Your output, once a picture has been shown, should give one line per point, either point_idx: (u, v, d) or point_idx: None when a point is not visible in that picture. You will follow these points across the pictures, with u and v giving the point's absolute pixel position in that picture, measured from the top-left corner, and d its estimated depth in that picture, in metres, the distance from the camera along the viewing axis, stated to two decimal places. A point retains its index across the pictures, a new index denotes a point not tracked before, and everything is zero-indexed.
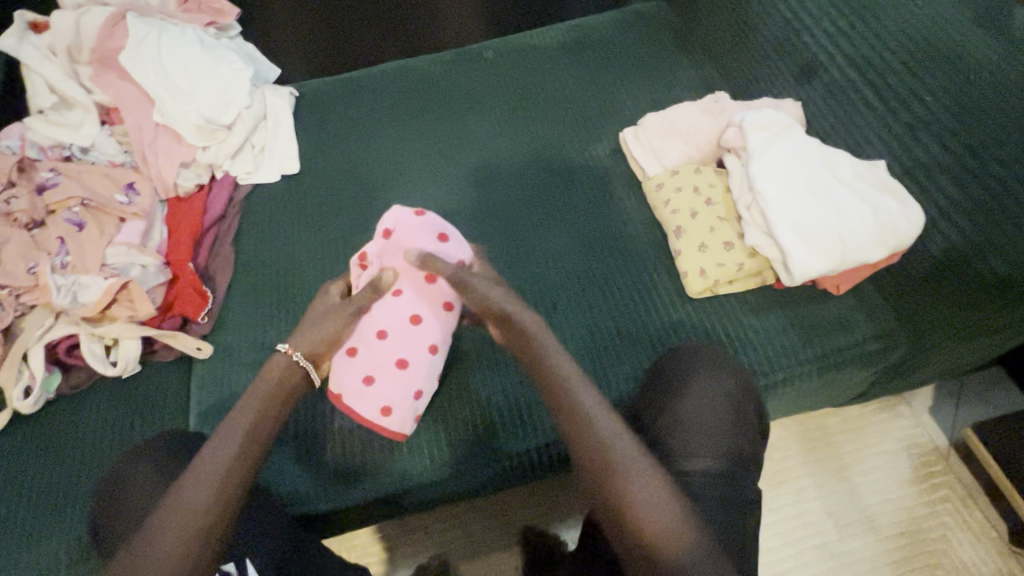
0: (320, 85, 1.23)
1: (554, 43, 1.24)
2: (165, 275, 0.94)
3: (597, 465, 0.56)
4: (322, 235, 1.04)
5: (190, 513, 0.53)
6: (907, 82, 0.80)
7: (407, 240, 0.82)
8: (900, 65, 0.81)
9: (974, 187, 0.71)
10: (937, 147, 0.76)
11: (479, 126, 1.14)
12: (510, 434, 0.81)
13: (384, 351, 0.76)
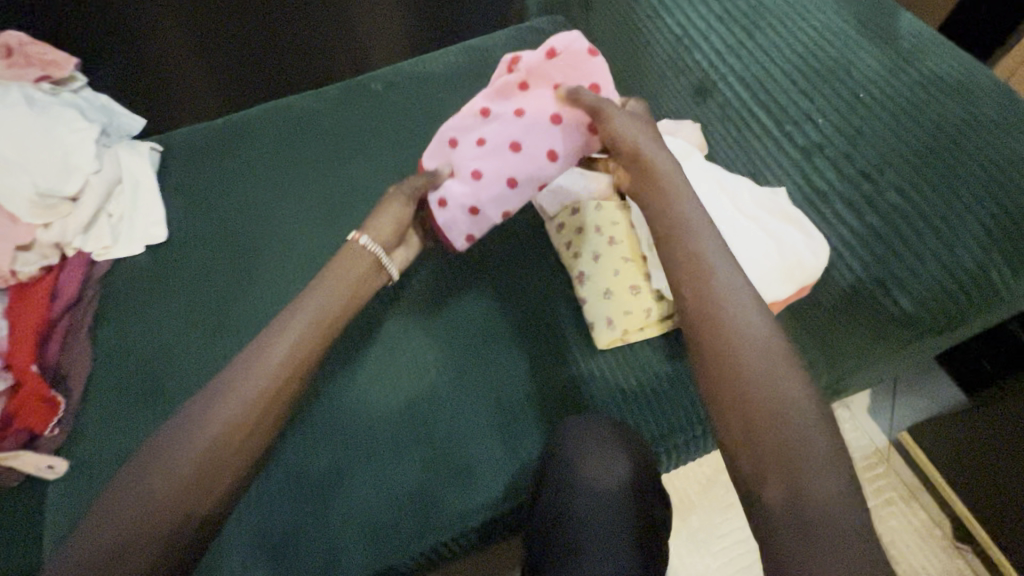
0: (188, 136, 1.10)
1: (447, 70, 1.15)
2: (5, 382, 0.83)
3: (706, 326, 0.54)
4: (197, 311, 0.93)
5: (203, 444, 0.58)
6: (798, 105, 0.76)
7: (562, 111, 0.76)
8: (789, 87, 0.77)
9: (873, 215, 0.66)
10: (833, 172, 0.71)
11: (371, 170, 1.05)
12: (413, 530, 0.72)
13: (481, 179, 0.77)
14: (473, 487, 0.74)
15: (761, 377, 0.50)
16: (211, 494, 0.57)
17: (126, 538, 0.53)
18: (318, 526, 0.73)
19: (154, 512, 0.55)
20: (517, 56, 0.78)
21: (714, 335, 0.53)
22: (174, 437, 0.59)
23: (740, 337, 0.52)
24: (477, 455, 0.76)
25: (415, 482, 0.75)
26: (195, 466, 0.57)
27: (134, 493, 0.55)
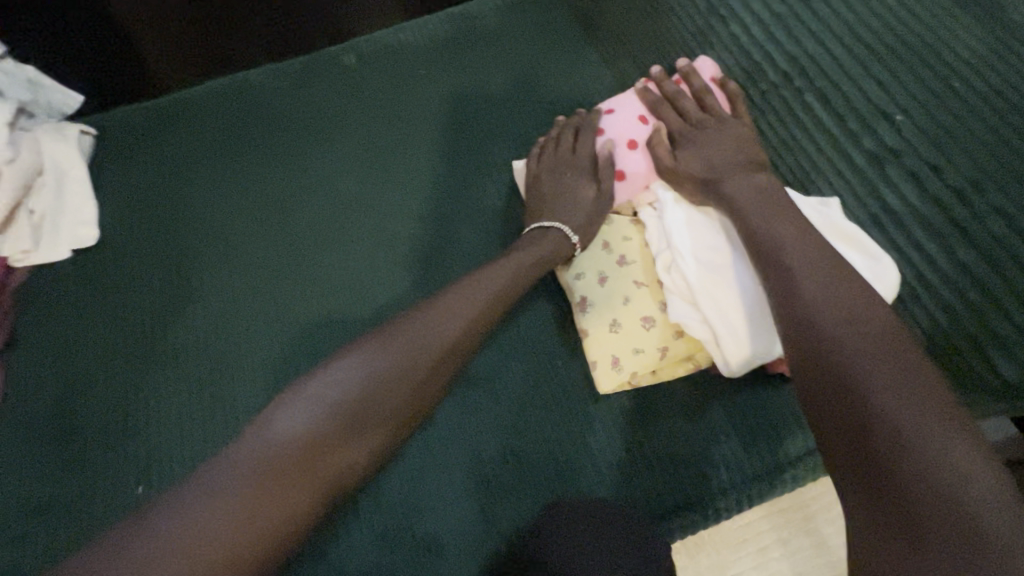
0: (128, 118, 0.94)
1: (428, 41, 0.98)
2: None
3: (814, 351, 0.49)
4: (128, 329, 0.79)
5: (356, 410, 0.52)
6: (862, 104, 0.65)
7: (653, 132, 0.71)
8: (854, 82, 0.66)
9: (958, 242, 0.57)
10: (903, 191, 0.61)
11: (336, 161, 0.89)
12: None
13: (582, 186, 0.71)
14: (438, 569, 0.60)
15: (829, 335, 0.49)
16: (347, 470, 0.51)
17: (250, 507, 0.45)
18: None
19: (288, 493, 0.47)
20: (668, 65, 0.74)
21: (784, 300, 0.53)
22: (316, 410, 0.51)
23: (807, 303, 0.51)
24: (443, 526, 0.62)
25: (365, 559, 0.61)
26: (329, 443, 0.50)
27: (260, 465, 0.47)
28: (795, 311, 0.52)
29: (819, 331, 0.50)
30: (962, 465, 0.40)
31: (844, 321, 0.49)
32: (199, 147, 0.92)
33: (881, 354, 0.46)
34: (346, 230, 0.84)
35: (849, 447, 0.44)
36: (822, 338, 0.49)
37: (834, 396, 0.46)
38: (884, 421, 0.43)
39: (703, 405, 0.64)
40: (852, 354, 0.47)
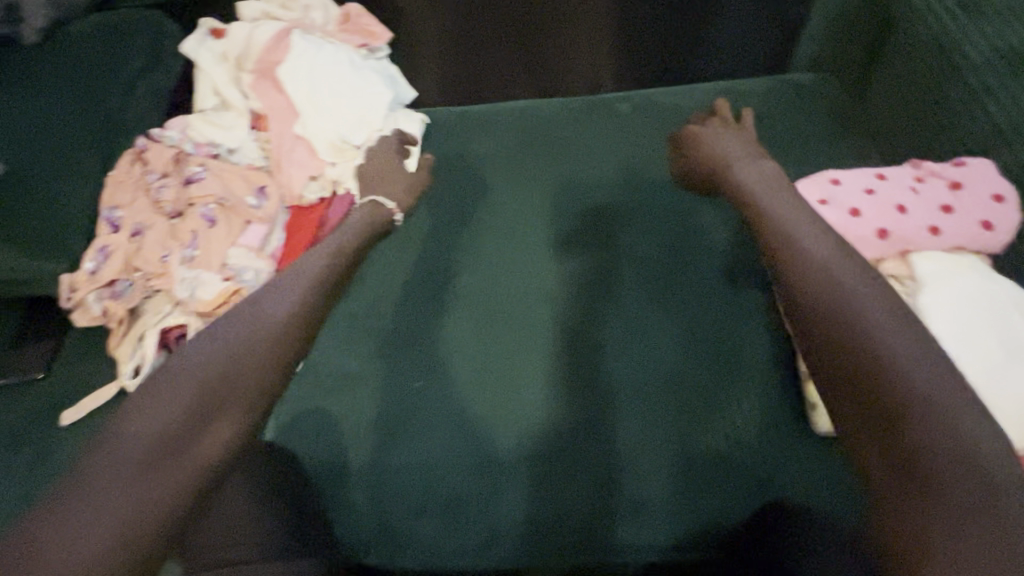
0: (449, 112, 1.21)
1: (694, 107, 1.16)
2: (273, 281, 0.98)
3: (832, 341, 0.54)
4: (423, 267, 1.03)
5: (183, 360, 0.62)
6: None
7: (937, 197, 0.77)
8: None
9: None
10: None
11: (600, 183, 1.08)
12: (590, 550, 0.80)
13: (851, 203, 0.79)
14: (634, 525, 0.80)
15: (836, 310, 0.56)
16: (209, 469, 0.57)
17: (137, 507, 0.51)
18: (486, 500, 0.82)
19: (172, 475, 0.54)
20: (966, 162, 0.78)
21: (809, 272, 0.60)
22: (195, 368, 0.62)
23: (845, 295, 0.57)
24: (646, 492, 0.81)
25: (589, 502, 0.81)
26: (171, 440, 0.57)
27: (186, 398, 0.59)
28: (840, 304, 0.57)
29: (825, 297, 0.58)
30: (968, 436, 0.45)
31: (873, 323, 0.54)
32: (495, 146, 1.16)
33: (932, 362, 0.50)
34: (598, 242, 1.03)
35: (859, 412, 0.49)
36: (834, 323, 0.55)
37: (844, 363, 0.52)
38: (920, 400, 0.47)
39: None
40: (906, 357, 0.50)
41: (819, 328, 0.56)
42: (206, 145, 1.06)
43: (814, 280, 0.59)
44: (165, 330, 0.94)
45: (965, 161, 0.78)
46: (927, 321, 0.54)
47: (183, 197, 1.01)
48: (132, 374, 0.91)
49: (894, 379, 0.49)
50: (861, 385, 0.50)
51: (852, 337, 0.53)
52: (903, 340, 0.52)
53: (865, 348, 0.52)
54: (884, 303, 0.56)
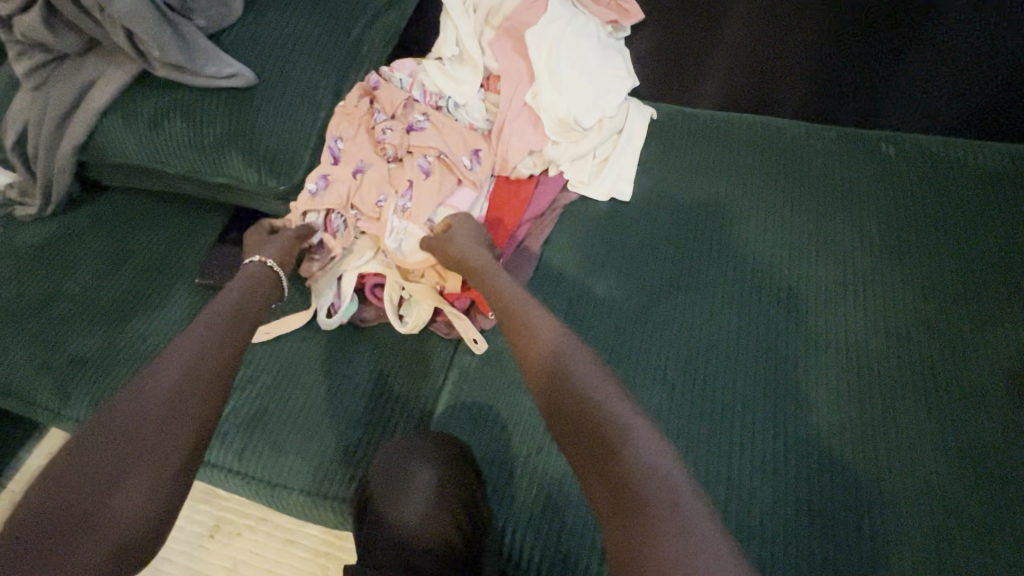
0: (679, 114, 1.10)
1: (978, 171, 0.97)
2: None
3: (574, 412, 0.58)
4: (628, 275, 0.93)
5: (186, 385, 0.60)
6: None
7: None
8: None
9: None
10: None
11: (846, 234, 0.94)
12: None
13: None
14: None
15: (568, 391, 0.60)
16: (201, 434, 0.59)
17: (152, 490, 0.53)
18: None
19: (164, 447, 0.55)
20: None
21: (557, 378, 0.62)
22: (186, 348, 0.64)
23: (595, 416, 0.57)
24: None
25: None
26: (172, 410, 0.58)
27: (159, 386, 0.59)
28: (567, 389, 0.60)
29: (606, 440, 0.55)
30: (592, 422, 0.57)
31: (619, 412, 0.57)
32: (731, 161, 1.03)
33: (669, 476, 0.52)
34: (839, 302, 0.88)
35: (600, 496, 0.53)
36: (576, 419, 0.58)
37: (585, 453, 0.56)
38: (631, 505, 0.50)
39: None
40: (636, 447, 0.54)
41: (583, 464, 0.56)
42: (434, 94, 1.02)
43: (584, 405, 0.58)
44: (363, 274, 0.92)
45: None
46: (640, 424, 0.56)
47: (404, 143, 0.96)
48: (325, 312, 0.90)
49: (607, 463, 0.54)
50: (610, 489, 0.52)
51: (588, 425, 0.57)
52: (628, 437, 0.55)
53: (620, 470, 0.53)
54: (625, 404, 0.58)
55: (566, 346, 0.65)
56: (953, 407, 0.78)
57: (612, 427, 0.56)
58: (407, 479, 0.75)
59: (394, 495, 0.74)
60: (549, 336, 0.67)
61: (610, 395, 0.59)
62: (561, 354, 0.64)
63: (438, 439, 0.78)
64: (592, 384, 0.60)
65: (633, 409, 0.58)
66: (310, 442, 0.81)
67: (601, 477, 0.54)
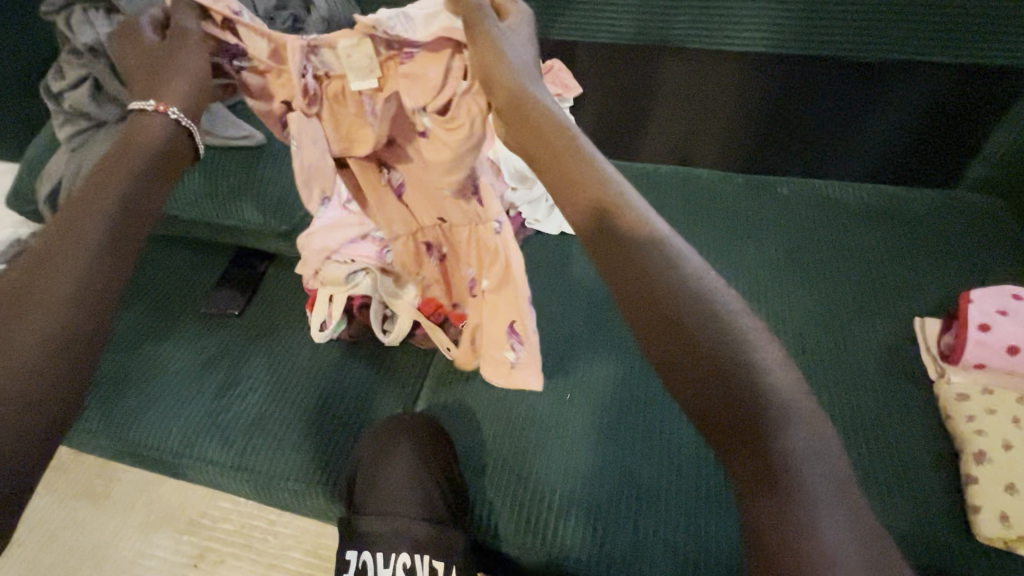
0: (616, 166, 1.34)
1: (857, 201, 1.20)
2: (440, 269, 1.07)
3: (703, 346, 0.41)
4: (576, 290, 1.11)
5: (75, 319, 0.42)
6: None
7: None
8: None
9: None
10: None
11: (753, 251, 1.13)
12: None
13: None
14: None
15: (666, 295, 0.43)
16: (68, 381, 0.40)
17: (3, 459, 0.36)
18: (627, 519, 0.80)
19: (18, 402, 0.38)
20: None
21: (660, 287, 0.43)
22: (90, 220, 0.45)
23: (708, 337, 0.41)
24: None
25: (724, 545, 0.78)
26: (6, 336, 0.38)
27: None
28: (677, 303, 0.42)
29: (733, 377, 0.40)
30: (750, 380, 0.39)
31: (744, 334, 0.41)
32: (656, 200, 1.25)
33: (811, 411, 0.39)
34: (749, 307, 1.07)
35: (739, 448, 0.39)
36: (684, 340, 0.42)
37: (701, 384, 0.40)
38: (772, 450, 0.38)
39: None
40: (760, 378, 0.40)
41: (701, 397, 0.40)
42: None
43: (704, 321, 0.42)
44: (353, 295, 1.05)
45: None
46: (766, 349, 0.41)
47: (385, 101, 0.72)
48: (318, 327, 1.03)
49: (731, 394, 0.39)
50: (735, 435, 0.39)
51: (701, 352, 0.41)
52: (804, 433, 0.38)
53: (747, 399, 0.39)
54: (756, 325, 0.42)
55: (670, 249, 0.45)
56: (851, 378, 0.92)
57: (733, 353, 0.40)
58: (386, 458, 0.77)
59: (375, 470, 0.76)
60: (634, 240, 0.45)
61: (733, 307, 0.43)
62: (686, 281, 0.43)
63: (422, 428, 0.81)
64: (712, 301, 0.43)
65: (741, 328, 0.41)
66: (305, 441, 0.93)
67: (725, 412, 0.39)
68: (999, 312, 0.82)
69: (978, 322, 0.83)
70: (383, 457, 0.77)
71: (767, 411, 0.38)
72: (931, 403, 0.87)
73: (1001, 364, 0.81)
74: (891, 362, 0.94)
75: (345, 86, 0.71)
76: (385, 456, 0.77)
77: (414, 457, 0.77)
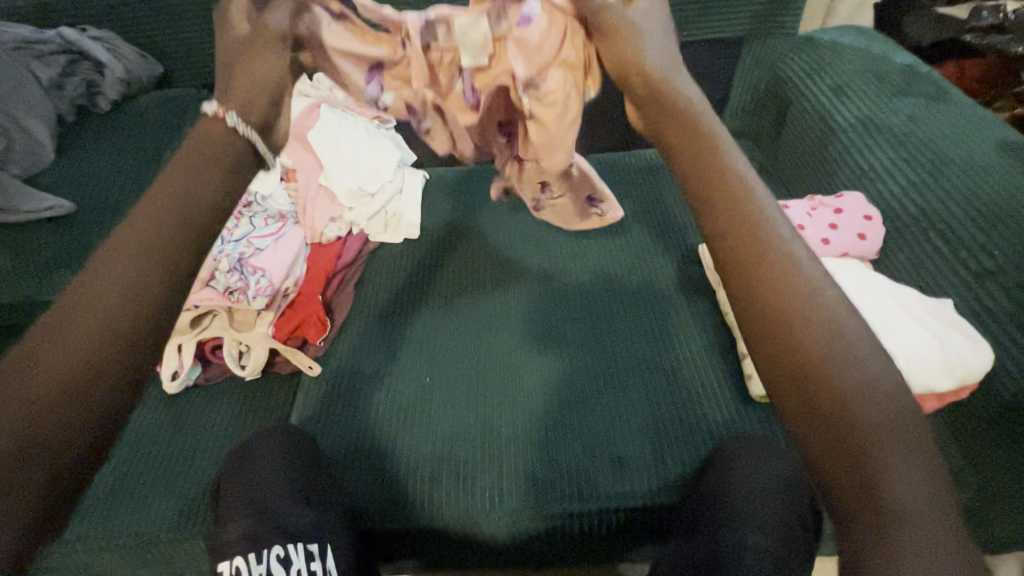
0: (447, 173, 1.48)
1: (647, 163, 1.44)
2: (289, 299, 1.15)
3: (770, 286, 0.42)
4: (425, 287, 1.21)
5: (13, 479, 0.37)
6: (976, 233, 0.87)
7: (817, 227, 1.00)
8: (969, 217, 0.89)
9: None
10: (976, 300, 0.84)
11: None
12: (585, 508, 0.86)
13: None
14: (625, 478, 0.87)
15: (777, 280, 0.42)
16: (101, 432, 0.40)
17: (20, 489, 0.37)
18: (490, 465, 0.90)
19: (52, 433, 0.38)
20: (841, 194, 1.04)
21: (830, 371, 0.39)
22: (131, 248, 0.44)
23: (866, 422, 0.37)
24: (630, 453, 0.90)
25: (574, 461, 0.90)
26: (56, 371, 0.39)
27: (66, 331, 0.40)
28: (828, 371, 0.39)
29: (890, 486, 0.36)
30: (856, 357, 0.39)
31: (881, 408, 0.38)
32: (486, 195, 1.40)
33: (933, 531, 0.36)
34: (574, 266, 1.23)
35: (846, 506, 0.37)
36: (822, 407, 0.38)
37: (860, 479, 0.37)
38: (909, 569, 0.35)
39: None
40: (913, 501, 0.36)
41: (841, 478, 0.37)
42: (243, 193, 1.29)
43: (852, 380, 0.38)
44: (202, 340, 1.08)
45: (844, 195, 1.04)
46: (902, 452, 0.37)
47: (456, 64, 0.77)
48: (171, 378, 1.04)
49: (872, 493, 0.36)
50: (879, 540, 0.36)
51: (847, 422, 0.38)
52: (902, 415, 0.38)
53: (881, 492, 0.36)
54: (919, 421, 0.38)
55: (840, 314, 0.41)
56: (654, 302, 1.11)
57: (904, 475, 0.37)
58: (252, 464, 0.84)
59: (243, 478, 0.82)
60: (788, 285, 0.42)
61: (869, 362, 0.39)
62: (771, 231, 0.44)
63: (281, 434, 0.88)
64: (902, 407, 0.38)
65: (917, 433, 0.38)
66: (169, 484, 0.92)
67: (861, 506, 0.36)
68: None
69: None
70: (244, 468, 0.83)
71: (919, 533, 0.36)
72: (715, 307, 1.09)
73: None
74: (684, 283, 1.14)
75: (453, 56, 0.76)
76: (246, 465, 0.83)
77: (275, 457, 0.84)
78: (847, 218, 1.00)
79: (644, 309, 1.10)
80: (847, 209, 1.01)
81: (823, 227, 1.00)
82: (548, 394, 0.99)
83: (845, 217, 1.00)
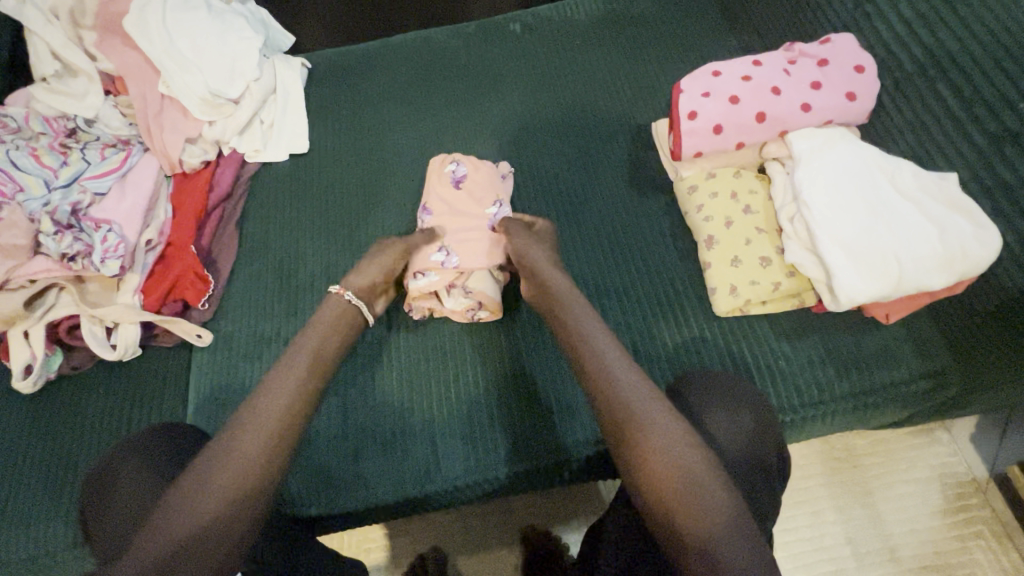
0: (336, 57, 1.17)
1: (584, 16, 1.14)
2: (154, 253, 0.93)
3: (594, 373, 0.61)
4: (325, 215, 0.99)
5: (231, 514, 0.53)
6: (995, 79, 0.68)
7: (796, 92, 0.79)
8: (986, 57, 0.69)
9: None
10: (985, 169, 0.69)
11: (495, 106, 1.07)
12: (541, 460, 0.76)
13: (740, 112, 0.80)
14: (574, 425, 0.77)
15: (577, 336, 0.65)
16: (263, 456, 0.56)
17: (202, 529, 0.51)
18: (424, 432, 0.79)
19: (202, 497, 0.53)
20: (826, 38, 0.82)
21: (600, 380, 0.60)
22: (273, 401, 0.60)
23: (665, 458, 0.53)
24: (580, 397, 0.79)
25: (520, 414, 0.79)
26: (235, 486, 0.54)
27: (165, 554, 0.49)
28: (632, 430, 0.56)
29: (671, 485, 0.52)
30: (624, 392, 0.58)
31: (701, 477, 0.52)
32: (388, 83, 1.12)
33: (741, 535, 0.49)
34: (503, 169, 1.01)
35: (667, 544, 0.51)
36: (613, 412, 0.57)
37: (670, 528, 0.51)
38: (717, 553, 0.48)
39: (799, 334, 0.76)
40: (715, 503, 0.51)
41: (642, 485, 0.54)
42: (59, 119, 0.97)
43: (619, 393, 0.58)
44: (52, 322, 0.87)
45: (830, 39, 0.81)
46: (688, 452, 0.54)
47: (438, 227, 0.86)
48: (22, 376, 0.85)
49: (670, 503, 0.52)
50: (670, 517, 0.51)
51: (671, 499, 0.52)
52: (664, 442, 0.54)
53: (676, 504, 0.51)
54: (686, 447, 0.54)
55: (603, 344, 0.63)
56: (599, 205, 0.93)
57: (703, 486, 0.52)
58: (114, 484, 0.66)
59: (112, 494, 0.65)
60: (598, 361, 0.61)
61: (676, 446, 0.54)
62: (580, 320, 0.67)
63: (148, 440, 0.69)
64: (659, 445, 0.54)
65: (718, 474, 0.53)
66: (54, 499, 0.79)
67: (677, 513, 0.51)
68: (701, 95, 0.82)
69: (685, 110, 0.82)
70: (118, 486, 0.65)
71: (717, 525, 0.50)
72: (672, 203, 0.91)
73: (711, 147, 0.83)
74: (634, 175, 0.95)
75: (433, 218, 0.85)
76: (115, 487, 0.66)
77: (143, 466, 0.66)
78: (832, 73, 0.79)
79: (587, 217, 0.92)
80: (835, 58, 0.79)
81: (804, 87, 0.79)
82: (485, 337, 0.85)
83: (831, 70, 0.79)
